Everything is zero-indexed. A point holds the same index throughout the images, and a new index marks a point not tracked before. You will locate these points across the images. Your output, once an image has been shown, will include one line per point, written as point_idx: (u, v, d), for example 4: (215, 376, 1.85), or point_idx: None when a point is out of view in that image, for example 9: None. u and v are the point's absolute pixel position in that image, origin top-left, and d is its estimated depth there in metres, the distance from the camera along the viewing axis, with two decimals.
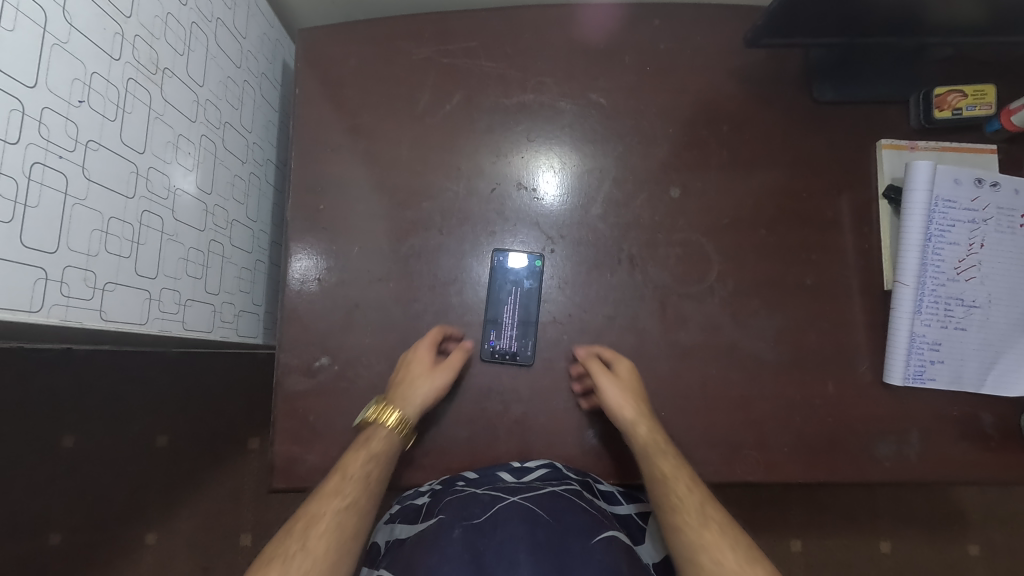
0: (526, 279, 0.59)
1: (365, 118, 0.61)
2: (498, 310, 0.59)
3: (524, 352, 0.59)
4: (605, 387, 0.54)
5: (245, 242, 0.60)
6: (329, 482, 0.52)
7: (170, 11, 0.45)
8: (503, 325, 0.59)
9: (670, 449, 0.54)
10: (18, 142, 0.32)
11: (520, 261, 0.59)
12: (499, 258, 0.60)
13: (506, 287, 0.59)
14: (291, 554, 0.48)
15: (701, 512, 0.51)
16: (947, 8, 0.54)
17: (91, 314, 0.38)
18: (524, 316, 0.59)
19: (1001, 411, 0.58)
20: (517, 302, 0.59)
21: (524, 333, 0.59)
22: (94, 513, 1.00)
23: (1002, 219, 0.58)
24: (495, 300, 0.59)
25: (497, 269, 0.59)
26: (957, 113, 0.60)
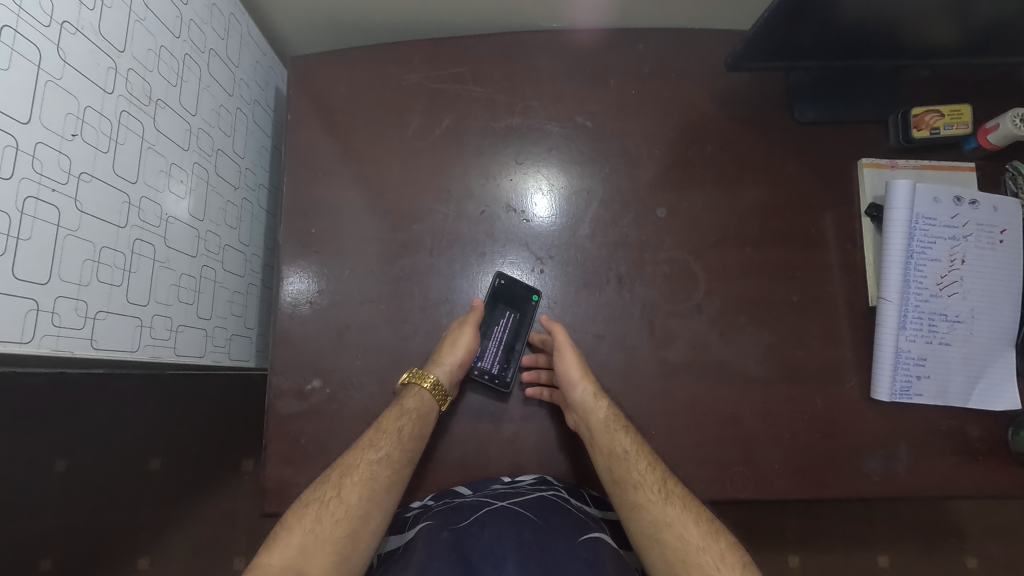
0: (520, 307, 0.61)
1: (356, 142, 0.62)
2: (485, 328, 0.61)
3: (501, 382, 0.59)
4: (569, 363, 0.56)
5: (238, 266, 0.61)
6: (364, 437, 0.55)
7: (162, 44, 0.47)
8: (486, 347, 0.61)
9: (626, 424, 0.56)
10: (10, 176, 0.33)
11: (512, 284, 0.60)
12: (502, 277, 0.60)
13: (500, 310, 0.61)
14: (326, 500, 0.51)
15: (662, 486, 0.53)
16: (919, 31, 0.56)
17: (82, 343, 0.38)
18: (506, 347, 0.61)
19: (988, 425, 0.59)
20: (504, 331, 0.61)
21: (506, 362, 0.60)
22: (87, 537, 0.99)
23: (981, 235, 0.59)
24: (488, 321, 0.61)
25: (495, 289, 0.60)
26: (935, 132, 0.61)
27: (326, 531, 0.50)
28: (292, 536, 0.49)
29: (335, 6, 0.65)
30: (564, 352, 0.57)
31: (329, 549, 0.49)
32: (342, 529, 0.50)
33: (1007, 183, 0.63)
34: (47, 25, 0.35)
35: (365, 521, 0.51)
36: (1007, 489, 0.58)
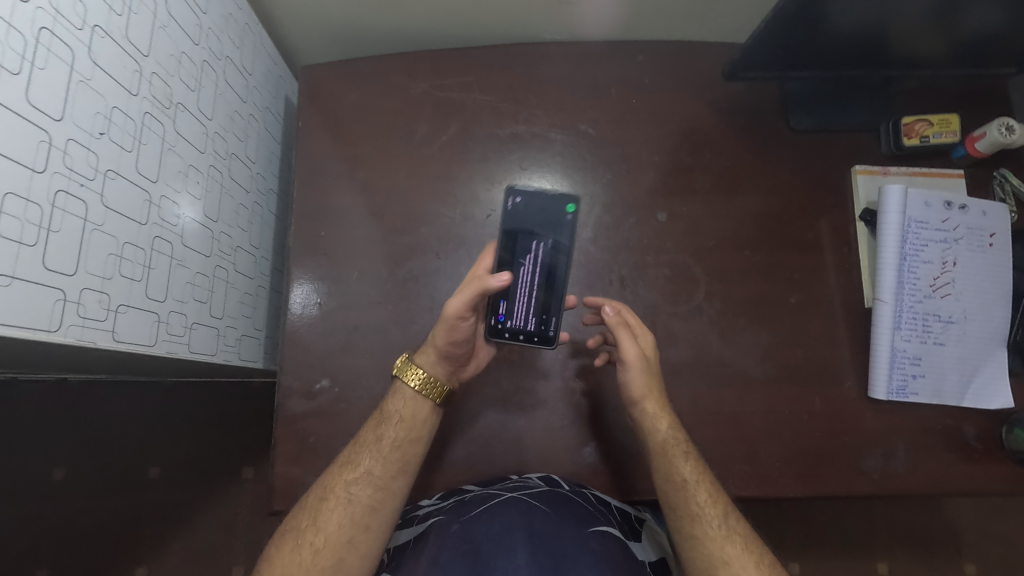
0: (544, 230, 0.55)
1: (364, 148, 0.64)
2: (509, 270, 0.55)
3: (546, 328, 0.56)
4: (631, 379, 0.54)
5: (248, 268, 0.62)
6: (342, 459, 0.54)
7: (183, 51, 0.48)
8: (515, 294, 0.56)
9: (689, 449, 0.55)
10: (44, 170, 0.34)
11: (527, 220, 0.55)
12: (512, 205, 0.54)
13: (520, 241, 0.55)
14: (310, 524, 0.50)
15: (724, 521, 0.52)
16: (906, 45, 0.59)
17: (104, 336, 0.39)
18: (542, 279, 0.55)
19: (983, 424, 0.60)
20: (534, 262, 0.55)
21: (545, 302, 0.56)
22: (84, 548, 0.98)
23: (972, 238, 0.61)
24: (508, 259, 0.55)
25: (510, 220, 0.55)
26: (924, 140, 0.64)
27: (310, 559, 0.49)
28: (276, 566, 0.49)
29: (345, 17, 0.67)
30: (627, 366, 0.54)
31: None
32: (327, 556, 0.49)
33: (995, 189, 0.65)
34: (80, 28, 0.37)
35: (353, 546, 0.50)
36: (1002, 485, 0.59)
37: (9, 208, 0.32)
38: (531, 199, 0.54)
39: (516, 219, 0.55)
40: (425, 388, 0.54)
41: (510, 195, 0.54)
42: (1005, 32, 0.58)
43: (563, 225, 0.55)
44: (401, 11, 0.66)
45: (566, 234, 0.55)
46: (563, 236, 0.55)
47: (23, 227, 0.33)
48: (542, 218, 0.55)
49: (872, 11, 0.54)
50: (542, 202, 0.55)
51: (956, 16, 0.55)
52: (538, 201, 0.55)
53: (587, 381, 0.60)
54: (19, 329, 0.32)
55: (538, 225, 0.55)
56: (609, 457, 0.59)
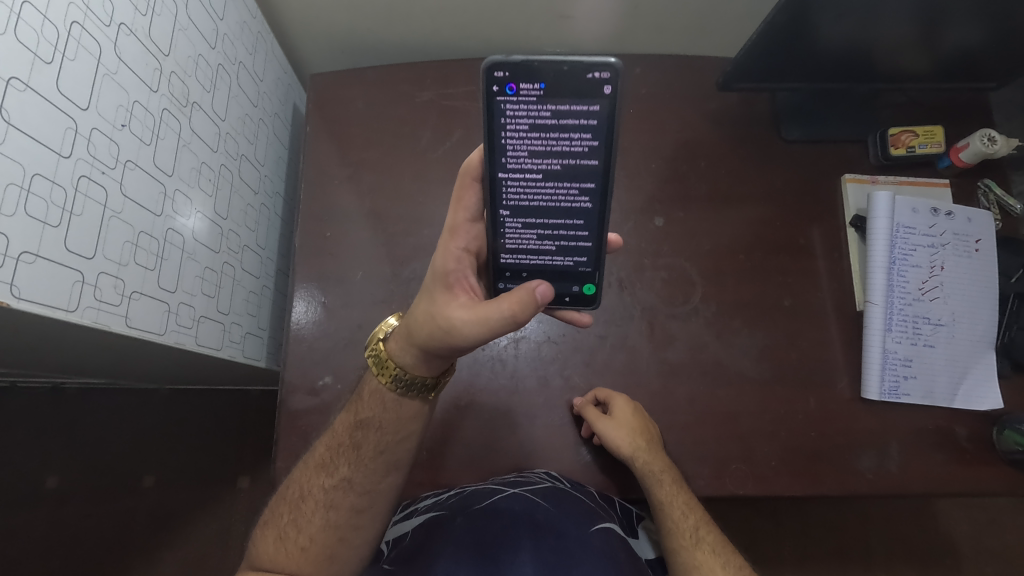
0: (561, 128, 0.41)
1: (369, 152, 0.66)
2: (517, 200, 0.45)
3: (583, 269, 0.49)
4: (603, 433, 0.54)
5: (255, 267, 0.63)
6: (318, 455, 0.52)
7: (201, 54, 0.50)
8: (530, 237, 0.47)
9: (667, 468, 0.55)
10: (69, 156, 0.36)
11: (533, 116, 0.41)
12: (505, 95, 0.40)
13: (527, 152, 0.42)
14: (293, 524, 0.50)
15: (695, 532, 0.53)
16: (892, 60, 0.62)
17: (118, 320, 0.40)
18: (569, 203, 0.45)
19: (974, 425, 0.61)
20: (553, 178, 0.44)
21: (576, 235, 0.47)
22: (64, 563, 0.93)
23: (958, 244, 0.63)
24: (511, 184, 0.44)
25: (503, 121, 0.41)
26: (911, 150, 0.66)
27: (297, 555, 0.49)
28: (264, 557, 0.50)
29: (353, 28, 0.70)
30: (601, 428, 0.55)
31: (305, 569, 0.49)
32: (315, 552, 0.50)
33: (980, 199, 0.68)
34: (107, 25, 0.39)
35: (344, 544, 0.51)
36: (994, 486, 0.60)
37: (36, 189, 0.33)
38: (533, 78, 0.39)
39: (518, 118, 0.41)
40: (408, 392, 0.50)
41: (490, 79, 0.39)
42: (984, 50, 0.61)
43: (591, 119, 0.40)
44: (407, 23, 0.69)
45: (598, 132, 0.41)
46: (591, 133, 0.41)
47: (48, 208, 0.34)
48: (556, 108, 0.40)
49: (859, 30, 0.57)
50: (558, 84, 0.39)
51: (937, 34, 0.58)
52: (551, 80, 0.39)
53: (587, 380, 0.61)
54: (40, 306, 0.33)
55: (551, 123, 0.41)
56: (607, 455, 0.60)
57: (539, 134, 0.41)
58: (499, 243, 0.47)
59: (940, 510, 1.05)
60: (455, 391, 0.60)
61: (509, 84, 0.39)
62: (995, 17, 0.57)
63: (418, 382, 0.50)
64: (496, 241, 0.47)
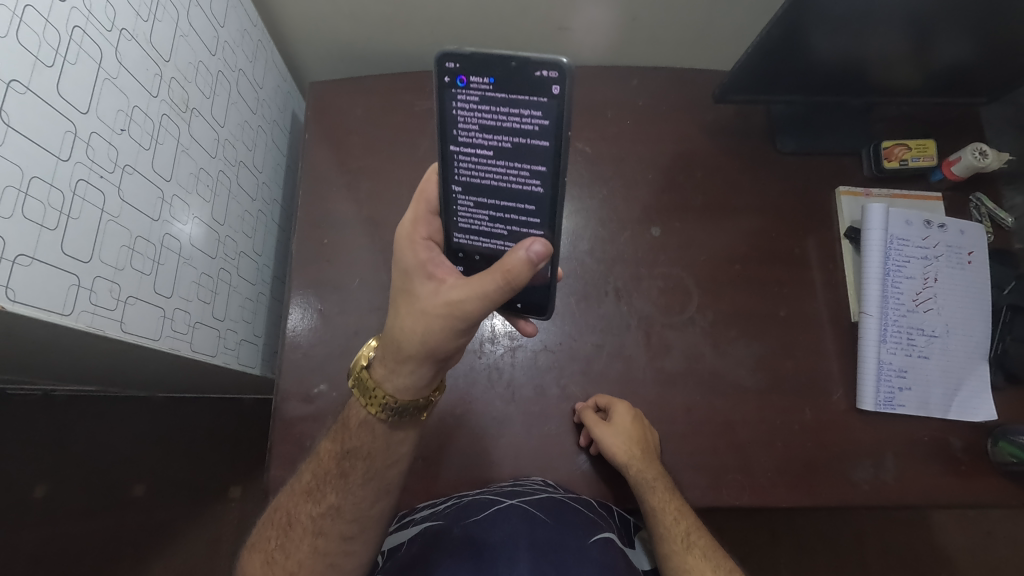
0: (510, 103, 0.38)
1: (368, 160, 0.66)
2: (470, 180, 0.43)
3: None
4: (601, 437, 0.54)
5: (251, 274, 0.63)
6: (302, 486, 0.50)
7: (201, 60, 0.51)
8: (483, 219, 0.45)
9: (661, 475, 0.55)
10: (68, 158, 0.36)
11: (484, 95, 0.38)
12: (456, 88, 0.39)
13: (477, 126, 0.40)
14: (281, 550, 0.49)
15: (687, 537, 0.53)
16: (885, 74, 0.63)
17: (113, 324, 0.40)
18: (521, 187, 0.42)
19: (968, 436, 0.62)
20: (505, 160, 0.41)
21: (529, 223, 0.44)
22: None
23: (951, 256, 0.64)
24: (462, 159, 0.42)
25: (454, 94, 0.39)
26: (903, 163, 0.67)
27: None
28: None
29: (355, 38, 0.71)
30: (596, 433, 0.55)
31: None
32: None
33: (972, 212, 0.69)
34: (109, 30, 0.39)
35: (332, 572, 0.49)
36: (989, 497, 0.60)
37: (33, 191, 0.33)
38: (483, 72, 0.38)
39: (469, 97, 0.39)
40: (402, 418, 0.49)
41: (443, 68, 0.38)
42: (974, 65, 0.62)
43: (542, 106, 0.38)
44: (407, 33, 0.70)
45: (550, 113, 0.38)
46: (541, 112, 0.38)
47: (45, 210, 0.34)
48: (508, 89, 0.38)
49: (853, 45, 0.58)
50: (507, 62, 0.36)
51: (929, 50, 0.60)
52: (499, 61, 0.37)
53: (583, 389, 0.61)
54: (37, 309, 0.33)
55: (503, 105, 0.39)
56: (603, 465, 0.60)
57: (491, 113, 0.39)
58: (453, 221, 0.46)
59: (936, 525, 1.05)
60: (451, 400, 0.60)
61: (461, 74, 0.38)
62: (984, 35, 0.58)
63: (411, 407, 0.48)
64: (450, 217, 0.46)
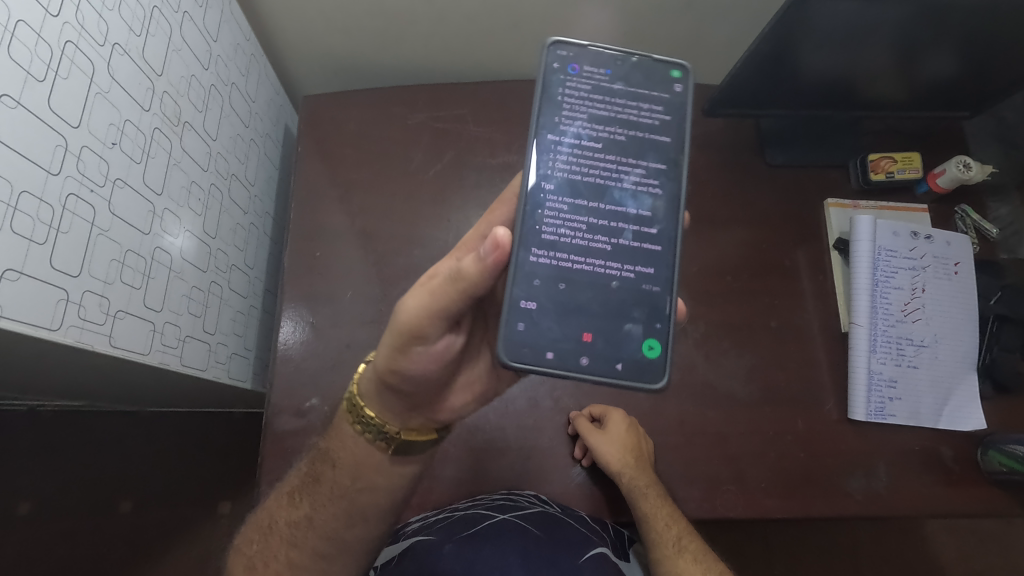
0: (629, 95, 0.43)
1: (361, 173, 0.66)
2: (569, 172, 0.41)
3: (649, 288, 0.41)
4: (594, 445, 0.55)
5: (242, 287, 0.63)
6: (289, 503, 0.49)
7: (193, 73, 0.51)
8: (579, 227, 0.41)
9: (653, 482, 0.55)
10: (58, 173, 0.35)
11: (597, 83, 0.43)
12: (569, 75, 0.42)
13: (588, 116, 0.42)
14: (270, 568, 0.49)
15: (678, 542, 0.53)
16: (871, 87, 0.64)
17: (101, 339, 0.39)
18: (635, 183, 0.42)
19: (958, 445, 0.62)
20: (613, 152, 0.42)
21: (636, 232, 0.41)
22: None
23: (938, 267, 0.65)
24: (564, 150, 0.42)
25: (567, 80, 0.42)
26: (889, 176, 0.68)
27: None
28: None
29: (348, 51, 0.71)
30: (590, 441, 0.55)
31: None
32: None
33: (958, 224, 0.70)
34: (102, 44, 0.39)
35: None
36: (981, 507, 0.60)
37: (23, 206, 0.33)
38: (602, 66, 0.43)
39: (581, 84, 0.42)
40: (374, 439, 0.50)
41: (553, 54, 0.42)
42: (959, 78, 0.64)
43: (661, 103, 0.43)
44: (399, 47, 0.70)
45: (669, 109, 0.43)
46: (661, 107, 0.43)
47: (35, 225, 0.34)
48: (623, 84, 0.43)
49: (840, 59, 0.59)
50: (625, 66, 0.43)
51: (914, 65, 0.61)
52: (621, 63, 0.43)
53: (576, 400, 0.61)
54: (24, 324, 0.33)
55: (614, 97, 0.43)
56: (596, 478, 0.59)
57: (599, 100, 0.43)
58: (537, 232, 0.40)
59: (929, 533, 1.05)
60: None
61: (575, 64, 0.42)
62: (967, 52, 0.59)
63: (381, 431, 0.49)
64: (532, 226, 0.40)
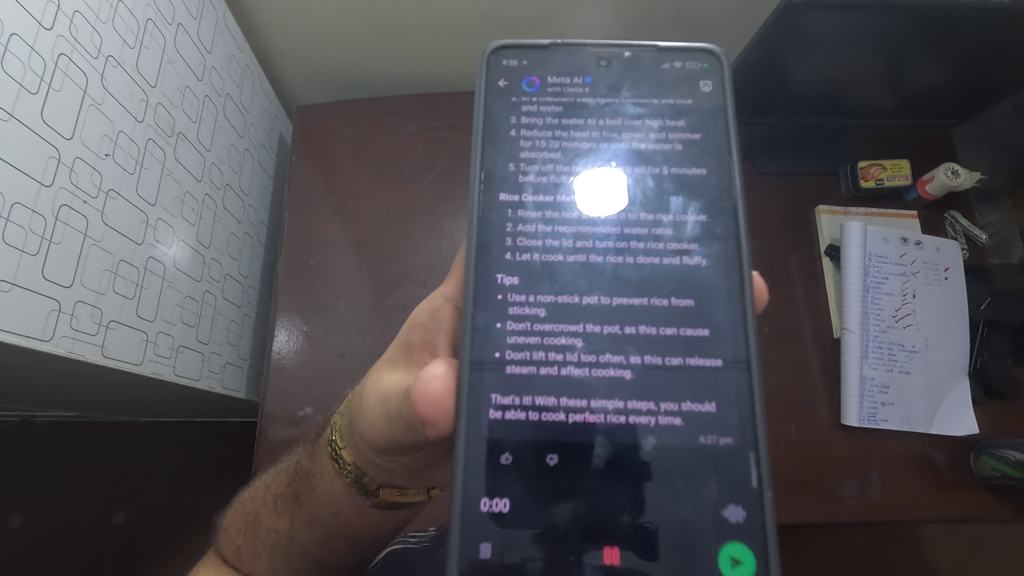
0: (629, 113, 0.38)
1: (355, 183, 0.67)
2: (546, 248, 0.35)
3: (720, 442, 0.32)
4: None
5: (236, 296, 0.63)
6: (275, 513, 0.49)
7: (188, 86, 0.51)
8: (571, 353, 0.34)
9: None
10: (51, 184, 0.36)
11: (572, 93, 0.38)
12: (525, 95, 0.38)
13: (560, 151, 0.37)
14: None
15: None
16: (858, 94, 0.66)
17: (93, 349, 0.39)
18: (660, 257, 0.35)
19: (951, 450, 0.62)
20: (614, 211, 0.36)
21: (664, 349, 0.34)
22: None
23: (928, 273, 0.66)
24: (533, 222, 0.36)
25: (524, 103, 0.38)
26: (879, 183, 0.69)
27: None
28: None
29: (341, 62, 0.71)
30: None
31: None
32: None
33: (948, 231, 0.70)
34: (96, 57, 0.40)
35: None
36: (976, 513, 0.60)
37: (15, 217, 0.33)
38: (578, 75, 0.39)
39: (541, 102, 0.38)
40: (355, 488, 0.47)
41: (498, 66, 0.38)
42: (947, 86, 0.65)
43: (680, 114, 0.38)
44: (393, 57, 0.71)
45: (697, 127, 0.38)
46: (682, 124, 0.38)
47: (27, 236, 0.34)
48: (622, 99, 0.38)
49: (827, 67, 0.60)
50: (630, 78, 0.39)
51: (901, 75, 0.62)
52: (625, 72, 0.39)
53: None
54: (14, 334, 0.33)
55: (609, 120, 0.38)
56: None
57: (584, 124, 0.38)
58: (501, 364, 0.33)
59: (927, 540, 1.04)
60: None
61: (532, 77, 0.38)
62: (954, 63, 0.61)
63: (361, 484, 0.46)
64: (489, 355, 0.33)
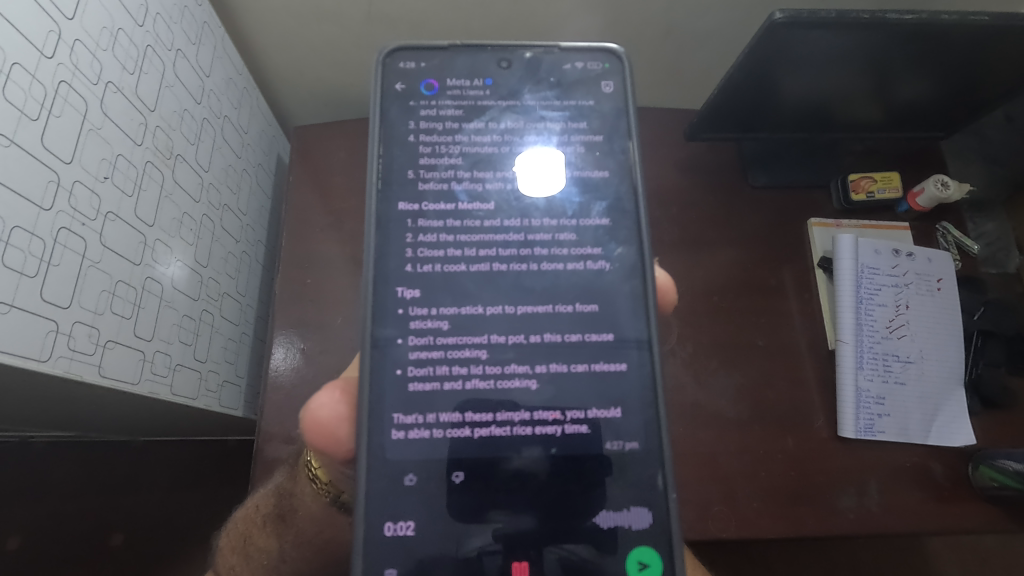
0: (524, 118, 0.43)
1: (351, 201, 0.68)
2: (446, 259, 0.40)
3: (627, 446, 0.38)
4: None
5: (234, 315, 0.63)
6: (262, 538, 0.49)
7: (186, 108, 0.52)
8: (475, 368, 0.39)
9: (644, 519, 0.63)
10: (50, 208, 0.36)
11: (474, 92, 0.43)
12: (422, 98, 0.43)
13: (460, 155, 0.42)
14: None
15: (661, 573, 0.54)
16: (850, 114, 0.67)
17: (91, 369, 0.40)
18: (564, 263, 0.41)
19: (949, 461, 0.62)
20: (516, 218, 0.41)
21: (558, 358, 0.39)
22: None
23: (920, 284, 0.67)
24: (427, 240, 0.40)
25: (419, 108, 0.42)
26: (871, 196, 0.70)
27: None
28: None
29: (339, 83, 0.73)
30: None
31: None
32: None
33: (940, 240, 0.71)
34: (95, 83, 0.41)
35: None
36: (977, 523, 0.59)
37: (14, 241, 0.34)
38: (480, 77, 0.43)
39: (434, 104, 0.43)
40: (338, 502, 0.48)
41: (395, 69, 0.43)
42: (933, 102, 0.66)
43: (583, 116, 0.43)
44: None
45: (600, 129, 0.43)
46: (585, 128, 0.43)
47: (26, 258, 0.35)
48: (521, 100, 0.43)
49: (818, 83, 0.61)
50: (521, 86, 0.43)
51: (888, 90, 0.63)
52: (515, 84, 0.43)
53: None
54: (13, 356, 0.33)
55: (511, 121, 0.43)
56: None
57: (484, 126, 0.43)
58: (403, 381, 0.38)
59: (929, 552, 1.03)
60: None
61: (431, 79, 0.43)
62: (942, 74, 0.61)
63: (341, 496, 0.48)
64: (391, 372, 0.38)
